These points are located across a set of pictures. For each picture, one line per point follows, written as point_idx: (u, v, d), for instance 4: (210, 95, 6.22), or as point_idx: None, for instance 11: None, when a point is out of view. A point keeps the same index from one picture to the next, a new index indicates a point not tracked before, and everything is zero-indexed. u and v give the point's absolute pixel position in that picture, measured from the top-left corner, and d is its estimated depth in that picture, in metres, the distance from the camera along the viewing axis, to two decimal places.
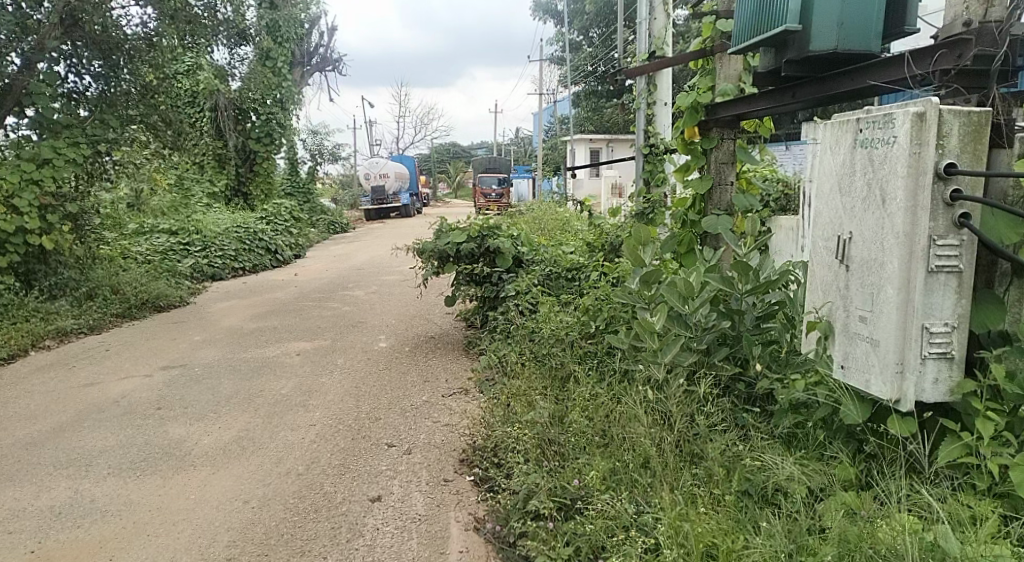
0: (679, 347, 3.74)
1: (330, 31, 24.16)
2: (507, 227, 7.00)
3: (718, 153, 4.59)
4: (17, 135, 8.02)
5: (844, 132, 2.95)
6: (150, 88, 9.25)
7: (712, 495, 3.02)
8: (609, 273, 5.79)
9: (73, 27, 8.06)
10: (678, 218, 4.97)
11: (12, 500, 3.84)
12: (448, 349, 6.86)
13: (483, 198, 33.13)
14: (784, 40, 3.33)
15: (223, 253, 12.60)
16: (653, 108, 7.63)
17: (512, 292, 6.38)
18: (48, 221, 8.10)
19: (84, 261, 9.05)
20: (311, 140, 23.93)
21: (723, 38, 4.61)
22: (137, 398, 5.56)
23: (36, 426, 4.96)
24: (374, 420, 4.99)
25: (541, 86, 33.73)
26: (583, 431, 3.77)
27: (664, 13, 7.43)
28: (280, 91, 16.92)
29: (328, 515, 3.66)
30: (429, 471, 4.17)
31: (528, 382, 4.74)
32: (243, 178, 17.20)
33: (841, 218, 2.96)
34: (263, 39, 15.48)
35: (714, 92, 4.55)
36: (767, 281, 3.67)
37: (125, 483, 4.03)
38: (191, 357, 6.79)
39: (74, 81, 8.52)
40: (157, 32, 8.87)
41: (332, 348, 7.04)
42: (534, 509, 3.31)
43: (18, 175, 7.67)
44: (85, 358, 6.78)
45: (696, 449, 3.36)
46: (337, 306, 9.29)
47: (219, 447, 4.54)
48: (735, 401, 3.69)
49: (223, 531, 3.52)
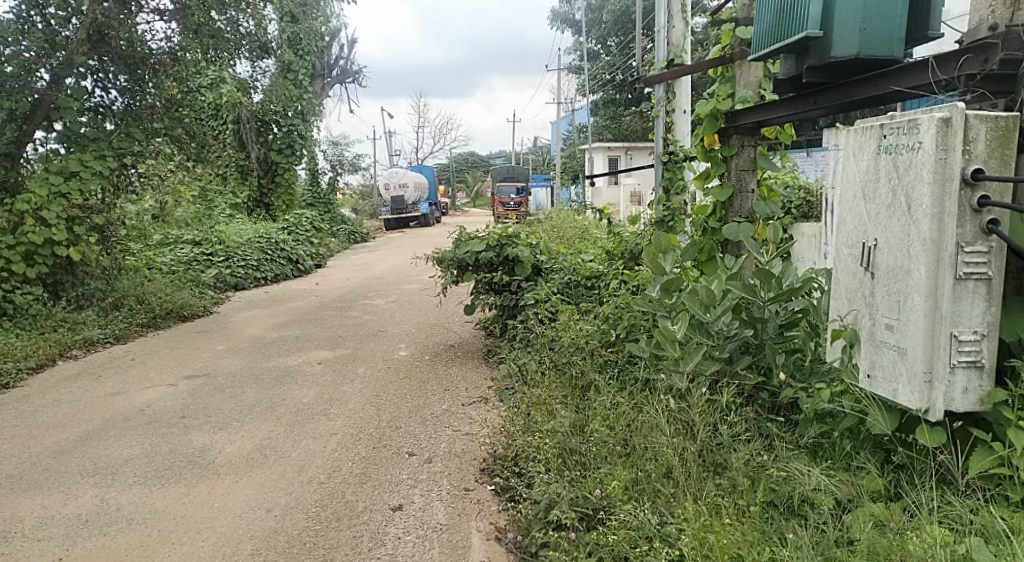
0: (701, 355, 3.72)
1: (351, 42, 24.37)
2: (526, 235, 7.00)
3: (738, 160, 4.57)
4: (45, 149, 8.19)
5: (868, 138, 2.92)
6: (175, 101, 9.39)
7: (737, 506, 2.99)
8: (629, 281, 5.77)
9: (100, 42, 8.25)
10: (698, 225, 4.90)
11: (39, 508, 3.89)
12: (467, 358, 6.87)
13: (502, 206, 33.23)
14: (805, 46, 3.31)
15: (246, 263, 12.72)
16: (672, 117, 7.60)
17: (531, 300, 6.36)
18: (75, 233, 8.24)
19: (110, 272, 9.19)
20: (331, 151, 24.13)
21: (742, 44, 4.58)
22: (161, 407, 5.62)
23: (64, 435, 5.03)
24: (395, 429, 5.01)
25: (559, 94, 33.83)
26: (604, 440, 3.75)
27: (682, 21, 7.43)
28: (300, 103, 17.14)
29: (350, 524, 3.67)
30: (450, 480, 4.17)
31: (549, 391, 4.74)
32: (264, 190, 17.37)
33: (866, 225, 2.92)
34: (285, 51, 15.77)
35: (734, 99, 4.48)
36: (790, 288, 3.62)
37: (150, 491, 4.07)
38: (214, 366, 6.85)
39: (101, 96, 8.68)
40: (180, 47, 9.04)
41: (352, 357, 7.07)
42: (555, 519, 3.27)
43: (47, 188, 7.85)
44: (111, 367, 6.87)
45: (719, 459, 3.33)
46: (357, 315, 9.34)
47: (242, 456, 4.58)
48: (758, 410, 3.66)
49: (246, 539, 3.54)
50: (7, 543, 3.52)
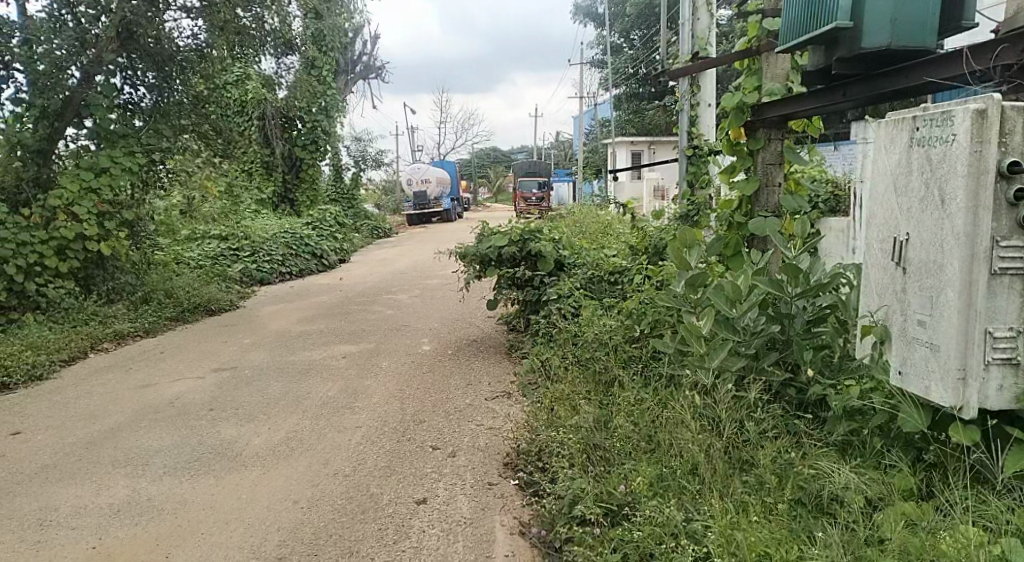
0: (726, 351, 3.69)
1: (374, 38, 24.46)
2: (548, 230, 6.99)
3: (765, 154, 4.54)
4: (77, 145, 8.35)
5: (899, 130, 2.86)
6: (201, 98, 9.51)
7: (764, 503, 2.96)
8: (653, 277, 5.73)
9: (128, 40, 8.35)
10: (724, 220, 4.84)
11: (73, 497, 3.97)
12: (490, 353, 6.87)
13: (524, 201, 33.17)
14: (834, 38, 3.25)
15: (271, 258, 12.85)
16: (697, 110, 7.52)
17: (553, 295, 6.36)
18: (106, 228, 8.35)
19: (139, 266, 9.34)
20: (354, 147, 24.27)
21: (770, 36, 4.48)
22: (190, 399, 5.71)
23: (95, 426, 5.13)
24: (418, 422, 5.03)
25: (581, 89, 33.64)
26: (628, 437, 3.73)
27: (708, 13, 7.33)
28: (324, 98, 17.25)
29: (375, 516, 3.70)
30: (474, 474, 4.18)
31: (572, 387, 4.73)
32: (289, 185, 17.53)
33: (897, 219, 2.87)
34: (309, 48, 15.84)
35: (760, 92, 4.42)
36: (817, 284, 3.58)
37: (179, 482, 4.13)
38: (241, 359, 6.94)
39: (130, 92, 8.79)
40: (207, 44, 9.14)
41: (376, 351, 7.12)
42: (579, 515, 3.26)
43: (78, 185, 7.99)
44: (140, 360, 6.99)
45: (746, 456, 3.30)
46: (380, 309, 9.39)
47: (269, 448, 4.63)
48: (786, 408, 3.62)
49: (273, 530, 3.58)
50: (42, 532, 3.60)
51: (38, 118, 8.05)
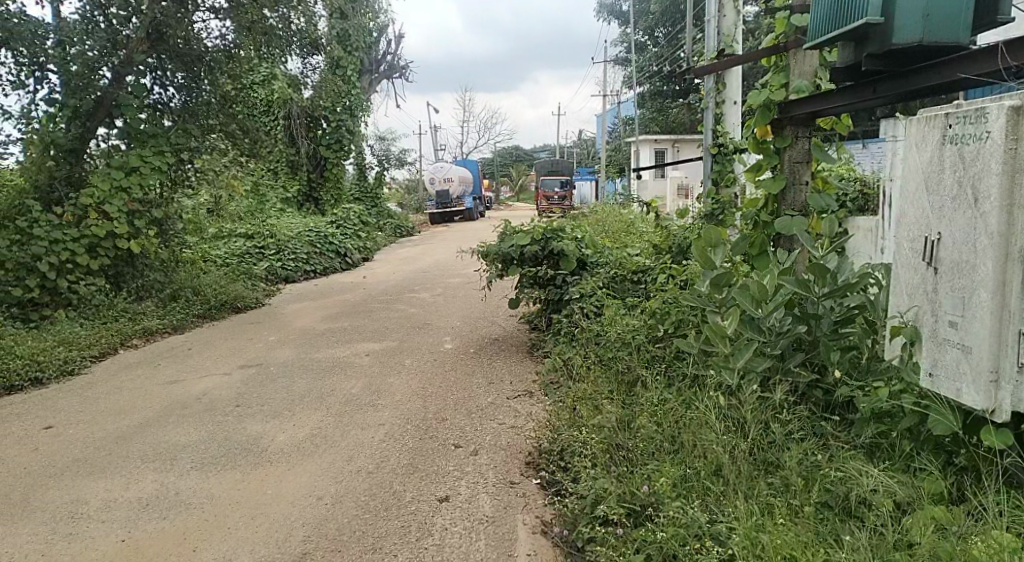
0: (752, 352, 3.64)
1: (398, 38, 24.55)
2: (571, 229, 6.98)
3: (792, 152, 4.48)
4: (108, 144, 8.50)
5: (930, 128, 2.80)
6: (228, 98, 9.62)
7: (791, 506, 2.93)
8: (676, 276, 5.69)
9: (158, 41, 8.54)
10: (749, 219, 4.79)
11: (103, 491, 4.05)
12: (512, 352, 6.87)
13: (546, 200, 33.10)
14: (864, 34, 3.20)
15: (296, 256, 12.98)
16: (722, 108, 7.46)
17: (575, 295, 6.34)
18: (136, 226, 8.52)
19: (168, 264, 9.48)
20: (378, 146, 24.42)
21: (797, 33, 4.41)
22: (216, 395, 5.79)
23: (125, 421, 5.21)
24: (441, 420, 5.05)
25: (605, 87, 33.49)
26: (651, 437, 3.71)
27: (734, 10, 7.25)
28: (349, 98, 17.38)
29: (398, 513, 3.72)
30: (496, 472, 4.19)
31: (594, 386, 4.73)
32: (314, 184, 17.68)
33: (928, 218, 2.81)
34: (334, 48, 15.96)
35: (787, 90, 4.36)
36: (845, 284, 3.51)
37: (206, 477, 4.19)
38: (266, 356, 7.02)
39: (159, 93, 8.94)
40: (235, 44, 9.25)
41: (399, 349, 7.16)
42: (602, 515, 3.25)
43: (109, 184, 8.14)
44: (169, 356, 7.10)
45: (772, 458, 3.28)
46: (403, 308, 9.44)
47: (294, 444, 4.68)
48: (812, 409, 3.58)
49: (298, 526, 3.61)
50: (74, 524, 3.67)
51: (70, 118, 8.24)
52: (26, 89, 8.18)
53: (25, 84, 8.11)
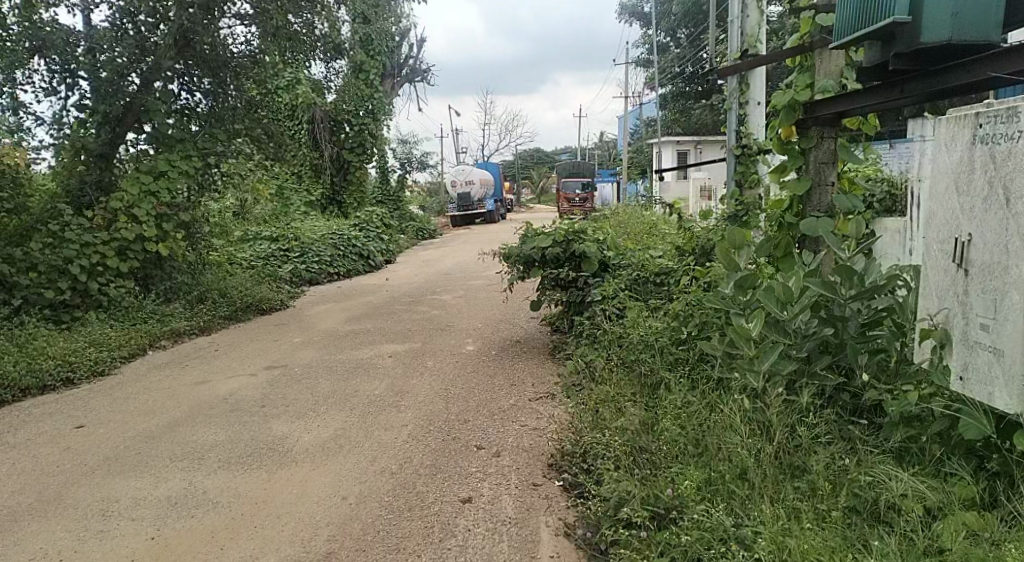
0: (777, 354, 3.61)
1: (420, 41, 24.68)
2: (593, 231, 6.97)
3: (818, 152, 4.43)
4: (137, 149, 8.67)
5: (960, 128, 2.76)
6: (254, 102, 9.75)
7: (818, 511, 2.91)
8: (700, 278, 5.65)
9: (185, 47, 8.65)
10: (774, 220, 4.74)
11: (133, 489, 4.11)
12: (533, 354, 6.87)
13: (568, 202, 33.05)
14: (891, 32, 3.16)
15: (320, 259, 13.10)
16: (746, 108, 7.40)
17: (597, 297, 6.33)
18: (164, 229, 8.66)
19: (195, 266, 9.61)
20: (400, 149, 24.58)
21: (823, 33, 4.37)
22: (243, 396, 5.86)
23: (154, 421, 5.30)
24: (463, 422, 5.06)
25: (626, 89, 33.35)
26: (675, 440, 3.69)
27: (758, 10, 7.19)
28: (371, 102, 17.50)
29: (422, 514, 3.74)
30: (519, 474, 4.19)
31: (617, 389, 4.71)
32: (337, 187, 17.84)
33: (958, 218, 2.77)
34: (357, 52, 16.07)
35: (813, 90, 4.32)
36: (872, 287, 3.47)
37: (233, 477, 4.24)
38: (291, 357, 7.09)
39: (187, 98, 9.14)
40: (260, 50, 9.37)
41: (421, 351, 7.19)
42: (625, 517, 3.23)
43: (138, 187, 8.30)
44: (196, 357, 7.20)
45: (798, 462, 3.25)
46: (426, 309, 9.48)
47: (319, 445, 4.72)
48: (839, 412, 3.55)
49: (323, 525, 3.64)
50: (105, 521, 3.73)
51: (100, 123, 8.37)
52: (58, 95, 8.38)
53: (57, 90, 8.34)
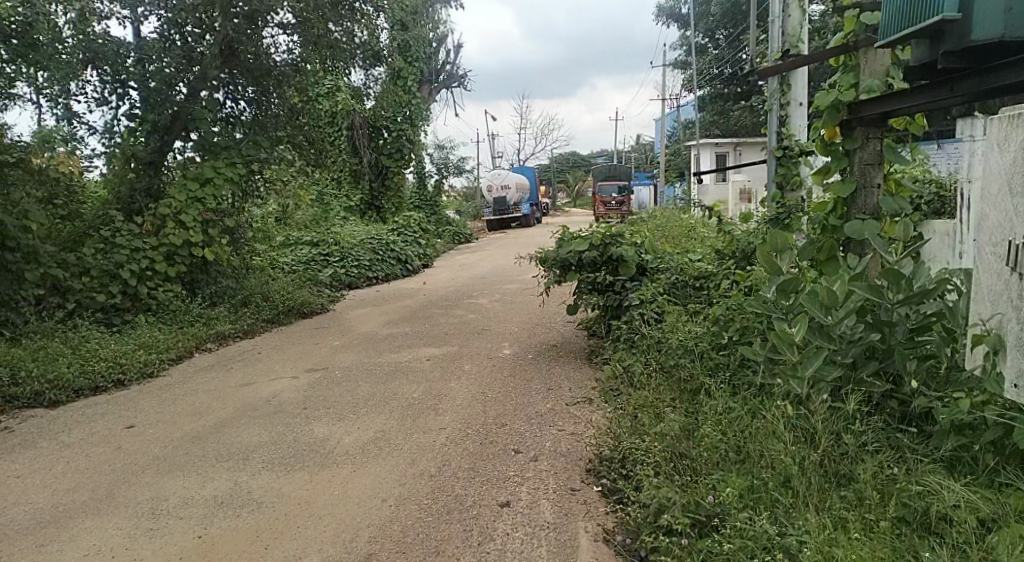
0: (821, 360, 3.54)
1: (457, 47, 24.89)
2: (630, 235, 6.94)
3: (862, 153, 4.34)
4: (184, 157, 8.90)
5: (1014, 127, 2.67)
6: (296, 110, 9.92)
7: (866, 521, 2.86)
8: (741, 282, 5.57)
9: (230, 57, 8.89)
10: (816, 223, 4.65)
11: (181, 488, 4.22)
12: (570, 358, 6.85)
13: (605, 205, 32.89)
14: (940, 29, 3.08)
15: (359, 263, 13.29)
16: (788, 109, 7.26)
17: (635, 301, 6.27)
18: (209, 235, 8.87)
19: (239, 271, 9.82)
20: (437, 154, 24.78)
21: (867, 31, 4.27)
22: (285, 397, 5.97)
23: (201, 422, 5.42)
24: (501, 426, 5.08)
25: (664, 91, 33.06)
26: (716, 447, 3.65)
27: (800, 10, 7.07)
28: (409, 108, 17.67)
29: (460, 517, 3.76)
30: (556, 479, 4.19)
31: (657, 395, 4.67)
32: (376, 193, 18.08)
33: (1011, 221, 2.68)
34: (396, 60, 16.23)
35: (858, 90, 4.23)
36: (921, 291, 3.42)
37: (276, 477, 4.32)
38: (332, 360, 7.20)
39: (231, 107, 9.41)
40: (301, 58, 9.48)
41: (458, 354, 7.23)
42: (665, 524, 3.19)
43: (185, 195, 8.53)
44: (240, 360, 7.36)
45: (844, 470, 3.19)
46: (463, 313, 9.54)
47: (359, 447, 4.78)
48: (887, 420, 3.47)
49: (364, 526, 3.68)
50: (155, 519, 3.83)
51: (149, 132, 8.75)
52: (110, 105, 8.67)
53: (108, 101, 8.63)
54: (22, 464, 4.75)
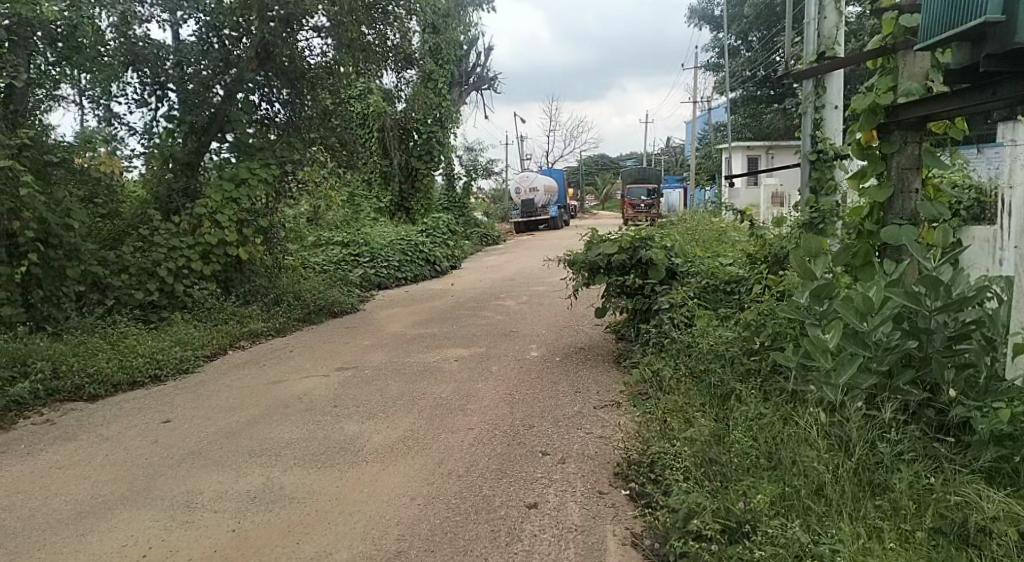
0: (856, 367, 3.48)
1: (487, 50, 24.97)
2: (660, 238, 6.90)
3: (900, 158, 4.25)
4: (219, 158, 9.07)
5: None
6: (328, 111, 10.04)
7: (901, 531, 2.84)
8: (773, 286, 5.51)
9: (267, 60, 9.04)
10: (852, 228, 4.60)
11: (216, 482, 4.30)
12: (598, 362, 6.83)
13: (633, 208, 32.69)
14: (982, 33, 3.03)
15: (388, 265, 13.40)
16: (822, 112, 7.13)
17: (665, 305, 6.23)
18: (244, 234, 9.03)
19: (272, 271, 9.96)
20: (466, 156, 24.89)
21: (908, 33, 4.15)
22: (316, 395, 6.05)
23: (235, 418, 5.52)
24: (528, 427, 5.08)
25: (695, 93, 32.75)
26: (746, 453, 3.61)
27: (835, 11, 6.97)
28: (440, 110, 17.78)
29: (488, 517, 3.77)
30: (584, 482, 4.18)
31: (687, 399, 4.65)
32: (405, 194, 18.28)
33: None
34: (427, 62, 16.31)
35: (896, 93, 4.16)
36: (960, 298, 3.33)
37: (307, 474, 4.38)
38: (361, 360, 7.27)
39: (266, 108, 9.54)
40: (335, 60, 9.58)
41: (486, 356, 7.25)
42: (695, 530, 3.17)
43: (221, 195, 8.70)
44: (273, 358, 7.47)
45: (879, 479, 3.16)
46: (490, 315, 9.58)
47: (389, 445, 4.83)
48: (923, 429, 3.42)
49: (393, 524, 3.72)
50: (190, 512, 3.91)
51: (187, 133, 8.91)
52: (149, 107, 8.87)
53: (148, 102, 8.82)
54: (62, 456, 4.87)
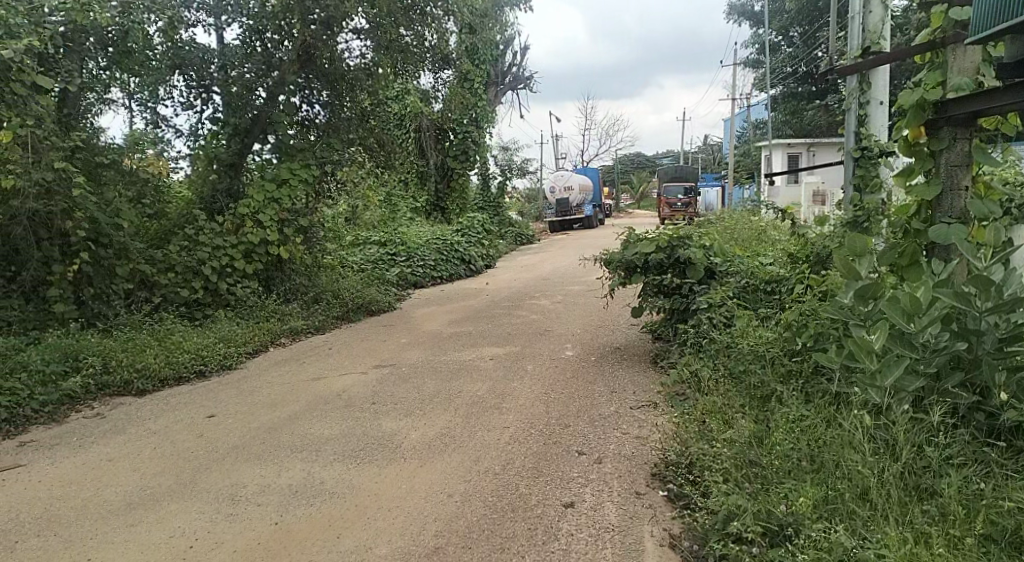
0: (904, 369, 3.40)
1: (523, 49, 25.01)
2: (698, 237, 6.83)
3: (948, 155, 4.16)
4: (261, 158, 9.26)
5: None
6: (366, 113, 10.18)
7: (950, 536, 2.78)
8: (816, 286, 5.41)
9: (307, 62, 9.20)
10: (899, 226, 4.49)
11: (259, 476, 4.39)
12: (635, 362, 6.79)
13: (670, 207, 32.36)
14: None
15: (424, 264, 13.50)
16: (868, 108, 6.93)
17: (703, 305, 6.17)
18: (285, 234, 9.19)
19: (312, 269, 10.11)
20: (501, 156, 24.96)
21: (958, 26, 4.01)
22: (354, 392, 6.14)
23: (276, 413, 5.63)
24: (565, 427, 5.08)
25: (733, 91, 32.36)
26: (787, 455, 3.55)
27: (880, 5, 6.81)
28: (476, 110, 17.92)
29: (525, 516, 3.78)
30: (621, 482, 4.16)
31: (727, 400, 4.59)
32: (440, 194, 18.44)
33: None
34: (464, 63, 16.41)
35: (945, 88, 4.05)
36: (1013, 299, 3.23)
37: (347, 469, 4.45)
38: (398, 357, 7.36)
39: (307, 110, 9.69)
40: (374, 62, 9.65)
41: (521, 355, 7.26)
42: (736, 532, 3.14)
43: (263, 195, 8.90)
44: (312, 355, 7.58)
45: (926, 484, 3.08)
46: (525, 314, 9.59)
47: (425, 442, 4.88)
48: (974, 434, 3.32)
49: (430, 521, 3.75)
50: (235, 505, 4.00)
51: (231, 135, 9.10)
52: (194, 109, 9.08)
53: (193, 105, 9.03)
54: (113, 448, 5.02)
